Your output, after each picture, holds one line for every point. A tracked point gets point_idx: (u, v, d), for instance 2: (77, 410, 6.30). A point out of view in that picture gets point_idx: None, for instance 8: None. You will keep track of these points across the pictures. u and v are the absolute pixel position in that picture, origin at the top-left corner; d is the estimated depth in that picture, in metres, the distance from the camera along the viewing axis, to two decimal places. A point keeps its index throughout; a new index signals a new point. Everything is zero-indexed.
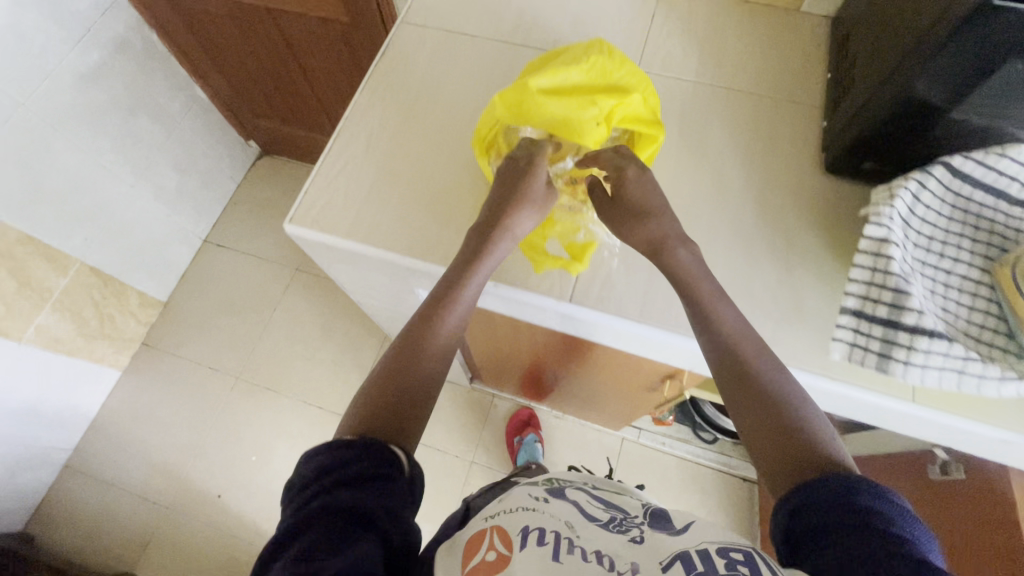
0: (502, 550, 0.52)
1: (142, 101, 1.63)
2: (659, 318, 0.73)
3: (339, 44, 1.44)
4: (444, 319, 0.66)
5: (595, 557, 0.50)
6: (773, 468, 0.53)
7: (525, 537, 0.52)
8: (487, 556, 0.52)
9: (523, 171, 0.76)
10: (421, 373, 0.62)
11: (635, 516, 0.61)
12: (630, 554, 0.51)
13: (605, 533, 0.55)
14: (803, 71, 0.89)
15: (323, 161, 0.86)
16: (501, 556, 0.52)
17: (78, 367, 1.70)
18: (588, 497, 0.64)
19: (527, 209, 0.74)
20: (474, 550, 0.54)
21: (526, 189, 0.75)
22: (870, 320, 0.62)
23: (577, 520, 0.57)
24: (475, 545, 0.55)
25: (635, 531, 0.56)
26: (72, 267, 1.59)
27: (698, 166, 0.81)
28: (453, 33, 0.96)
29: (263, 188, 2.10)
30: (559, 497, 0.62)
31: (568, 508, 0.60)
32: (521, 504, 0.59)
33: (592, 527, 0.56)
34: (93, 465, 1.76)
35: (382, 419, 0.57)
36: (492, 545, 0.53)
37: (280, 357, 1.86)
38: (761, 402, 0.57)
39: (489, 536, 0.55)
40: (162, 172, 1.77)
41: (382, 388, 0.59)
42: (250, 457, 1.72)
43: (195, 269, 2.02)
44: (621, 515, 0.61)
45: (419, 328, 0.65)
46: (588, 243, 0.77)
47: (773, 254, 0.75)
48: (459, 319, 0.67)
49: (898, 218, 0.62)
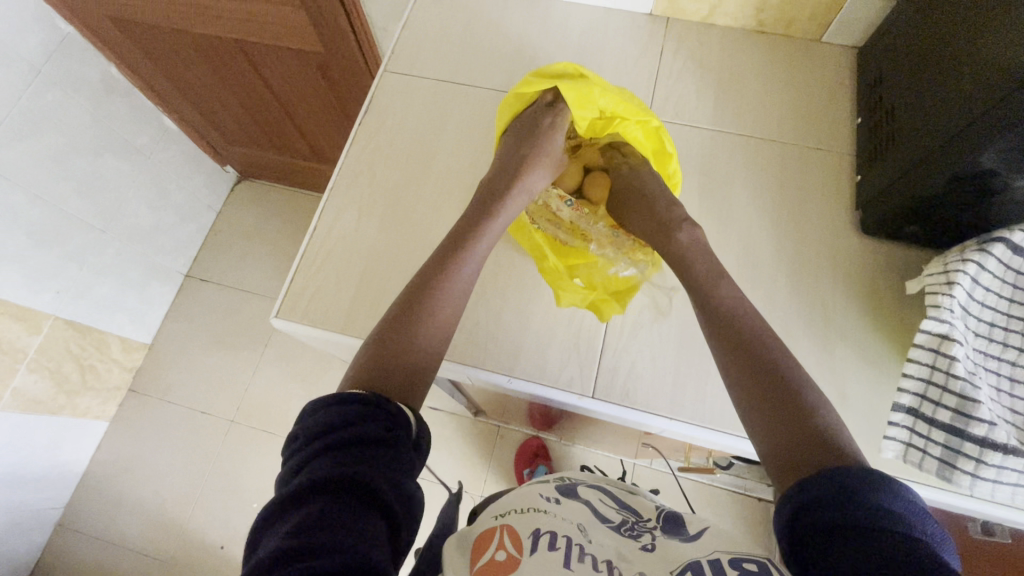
0: (512, 550, 0.42)
1: (105, 138, 1.30)
2: (691, 414, 0.68)
3: (315, 78, 1.15)
4: (449, 274, 0.59)
5: (605, 568, 0.41)
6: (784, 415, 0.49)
7: (537, 541, 0.42)
8: (493, 556, 0.42)
9: (546, 131, 0.74)
10: (427, 329, 0.55)
11: (648, 519, 0.51)
12: (639, 563, 0.43)
13: (613, 538, 0.46)
14: (829, 110, 0.83)
15: (311, 239, 0.80)
16: (510, 557, 0.41)
17: (62, 421, 1.35)
18: (599, 494, 0.55)
19: (543, 167, 0.72)
20: (479, 548, 0.43)
21: (543, 146, 0.73)
22: (929, 422, 0.56)
23: (588, 522, 0.48)
24: (478, 542, 0.45)
25: (647, 538, 0.47)
26: (46, 323, 1.25)
27: (723, 232, 0.78)
28: (448, 84, 0.89)
29: (253, 201, 1.68)
30: (570, 495, 0.53)
31: (579, 508, 0.50)
32: (531, 500, 0.50)
33: (603, 533, 0.47)
34: (77, 543, 1.41)
35: (390, 376, 0.50)
36: (500, 544, 0.43)
37: (275, 398, 1.46)
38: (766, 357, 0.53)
39: (496, 531, 0.45)
40: (133, 208, 1.40)
41: (373, 360, 0.51)
42: (249, 503, 1.37)
43: (182, 306, 1.60)
44: (631, 518, 0.51)
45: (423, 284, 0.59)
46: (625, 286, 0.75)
47: (812, 330, 0.71)
48: (465, 275, 0.61)
49: (959, 309, 0.57)
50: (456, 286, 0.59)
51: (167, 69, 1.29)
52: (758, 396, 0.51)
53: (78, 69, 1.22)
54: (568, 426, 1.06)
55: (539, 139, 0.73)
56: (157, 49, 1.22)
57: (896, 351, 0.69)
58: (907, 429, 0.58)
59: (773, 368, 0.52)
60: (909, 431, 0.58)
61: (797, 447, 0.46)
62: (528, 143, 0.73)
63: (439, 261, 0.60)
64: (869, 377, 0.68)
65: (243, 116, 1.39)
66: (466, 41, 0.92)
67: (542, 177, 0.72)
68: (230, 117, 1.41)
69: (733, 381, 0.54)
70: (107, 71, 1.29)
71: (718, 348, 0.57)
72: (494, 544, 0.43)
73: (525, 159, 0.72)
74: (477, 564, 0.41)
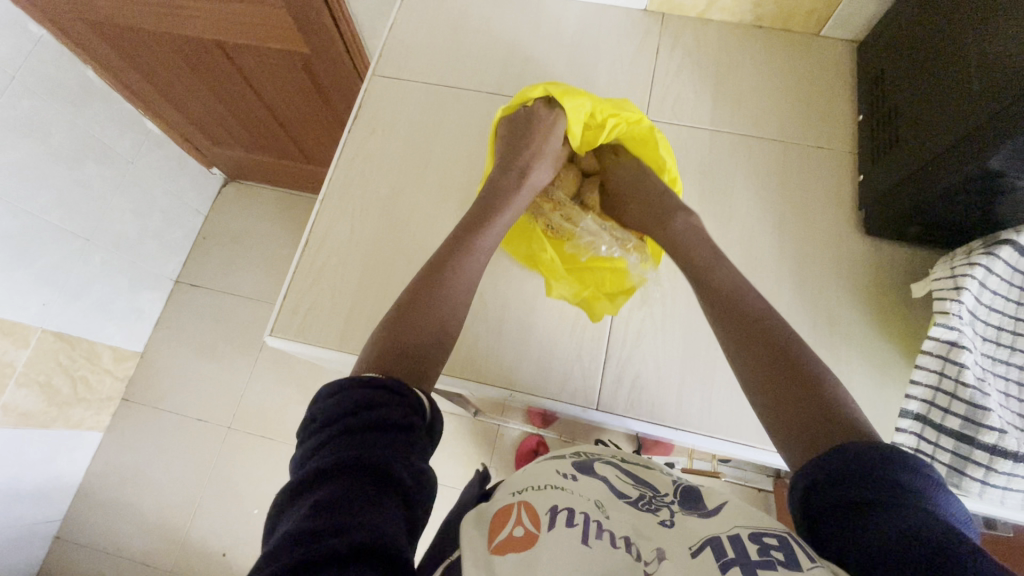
0: (530, 526, 0.37)
1: (85, 145, 1.25)
2: (696, 423, 0.69)
3: (301, 79, 1.11)
4: (464, 260, 0.55)
5: (625, 544, 0.36)
6: (796, 397, 0.45)
7: (555, 517, 0.37)
8: (509, 533, 0.36)
9: (548, 126, 0.70)
10: (441, 312, 0.50)
11: (664, 493, 0.46)
12: (656, 538, 0.38)
13: (631, 514, 0.40)
14: (829, 109, 0.82)
15: (304, 251, 0.77)
16: (528, 534, 0.36)
17: (54, 436, 1.33)
18: (613, 468, 0.49)
19: (549, 163, 0.69)
20: (496, 523, 0.38)
21: (547, 142, 0.69)
22: (937, 429, 0.56)
23: (605, 498, 0.42)
24: (492, 518, 0.39)
25: (666, 513, 0.42)
26: (33, 336, 1.22)
27: (726, 234, 0.76)
28: (439, 88, 0.87)
29: (240, 203, 1.64)
30: (585, 469, 0.47)
31: (594, 483, 0.44)
32: (548, 476, 0.44)
33: (621, 508, 0.41)
34: (74, 557, 1.39)
35: (402, 359, 0.46)
36: (518, 519, 0.38)
37: (271, 403, 1.44)
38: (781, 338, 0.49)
39: (512, 507, 0.40)
40: (117, 216, 1.36)
41: (385, 346, 0.46)
42: (249, 510, 1.35)
43: (172, 313, 1.57)
44: (648, 492, 0.46)
45: (436, 268, 0.54)
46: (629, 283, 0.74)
47: (816, 334, 0.71)
48: (478, 263, 0.56)
49: (967, 315, 0.57)
50: (471, 282, 0.55)
51: (148, 71, 1.24)
52: (769, 384, 0.47)
53: (57, 76, 1.18)
54: (568, 432, 1.05)
55: (542, 135, 0.70)
56: (136, 52, 1.18)
57: (901, 353, 0.69)
58: (915, 435, 0.57)
59: (785, 354, 0.48)
60: (917, 437, 0.57)
61: (813, 431, 0.42)
62: (534, 136, 0.69)
63: (453, 248, 0.56)
64: (875, 380, 0.68)
65: (228, 118, 1.35)
66: (456, 42, 0.89)
67: (547, 174, 0.69)
68: (214, 118, 1.36)
69: (745, 366, 0.49)
70: (83, 75, 1.24)
71: (729, 331, 0.53)
72: (511, 519, 0.38)
73: (531, 151, 0.68)
74: (493, 540, 0.36)
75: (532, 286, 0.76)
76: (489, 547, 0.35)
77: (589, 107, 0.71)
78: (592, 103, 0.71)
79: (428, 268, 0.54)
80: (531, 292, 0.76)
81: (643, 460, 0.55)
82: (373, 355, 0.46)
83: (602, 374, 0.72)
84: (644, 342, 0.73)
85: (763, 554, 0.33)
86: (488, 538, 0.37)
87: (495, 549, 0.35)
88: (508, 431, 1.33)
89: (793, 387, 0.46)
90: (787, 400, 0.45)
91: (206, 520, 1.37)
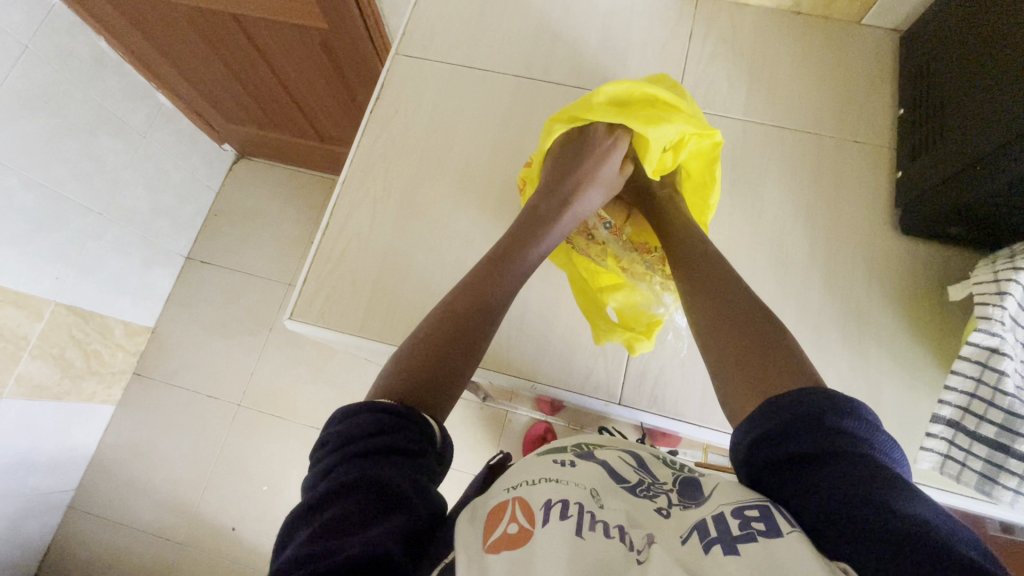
0: (524, 522, 0.33)
1: (99, 118, 1.24)
2: (720, 420, 0.68)
3: (318, 57, 1.09)
4: (500, 282, 0.52)
5: (619, 535, 0.33)
6: (751, 354, 0.44)
7: (549, 510, 0.33)
8: (502, 531, 0.33)
9: (605, 151, 0.63)
10: (467, 333, 0.48)
11: (663, 482, 0.43)
12: (649, 526, 0.35)
13: (630, 502, 0.38)
14: (867, 102, 0.79)
15: (324, 234, 0.76)
16: (522, 532, 0.33)
17: (68, 408, 1.34)
18: (616, 450, 0.45)
19: (597, 191, 0.63)
20: (488, 521, 0.34)
21: (601, 166, 0.62)
22: (971, 435, 0.56)
23: (602, 486, 0.38)
24: (480, 512, 0.36)
25: (664, 502, 0.39)
26: (47, 309, 1.22)
27: (756, 227, 0.74)
28: (463, 68, 0.84)
29: (252, 180, 1.62)
30: (583, 455, 0.43)
31: (592, 468, 0.40)
32: (541, 466, 0.40)
33: (618, 495, 0.38)
34: (86, 524, 1.41)
35: (422, 380, 0.43)
36: (511, 515, 0.34)
37: (282, 381, 1.44)
38: (738, 302, 0.49)
39: (505, 502, 0.36)
40: (129, 191, 1.35)
41: (408, 367, 0.44)
42: (259, 487, 1.37)
43: (183, 289, 1.56)
44: (647, 479, 0.42)
45: (469, 288, 0.51)
46: (657, 321, 0.68)
47: (845, 334, 0.69)
48: (513, 284, 0.54)
49: (1010, 321, 0.56)
50: (498, 322, 0.51)
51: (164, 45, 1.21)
52: (726, 346, 0.46)
53: (72, 46, 1.15)
54: (577, 419, 1.04)
55: (598, 157, 0.63)
56: (151, 23, 1.15)
57: (931, 356, 0.68)
58: (946, 440, 0.57)
59: (741, 316, 0.48)
60: (948, 443, 0.57)
61: (772, 379, 0.41)
62: (586, 160, 0.63)
63: (485, 281, 0.52)
64: (904, 383, 0.67)
65: (242, 94, 1.32)
66: (482, 21, 0.87)
67: (595, 200, 0.63)
68: (228, 93, 1.34)
69: (705, 335, 0.49)
70: (96, 45, 1.21)
71: (699, 329, 0.50)
72: (503, 515, 0.34)
73: (578, 175, 0.62)
74: (487, 539, 0.33)
75: (555, 276, 0.75)
76: (481, 546, 0.32)
77: (674, 132, 0.63)
78: (678, 128, 0.63)
79: (462, 286, 0.51)
80: (554, 282, 0.75)
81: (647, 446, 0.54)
82: (396, 377, 0.43)
83: (624, 368, 0.71)
84: (670, 338, 0.72)
85: (744, 528, 0.32)
86: (479, 535, 0.33)
87: (489, 548, 0.32)
88: (517, 418, 1.32)
89: (767, 353, 0.44)
90: (745, 360, 0.44)
91: (215, 495, 1.38)
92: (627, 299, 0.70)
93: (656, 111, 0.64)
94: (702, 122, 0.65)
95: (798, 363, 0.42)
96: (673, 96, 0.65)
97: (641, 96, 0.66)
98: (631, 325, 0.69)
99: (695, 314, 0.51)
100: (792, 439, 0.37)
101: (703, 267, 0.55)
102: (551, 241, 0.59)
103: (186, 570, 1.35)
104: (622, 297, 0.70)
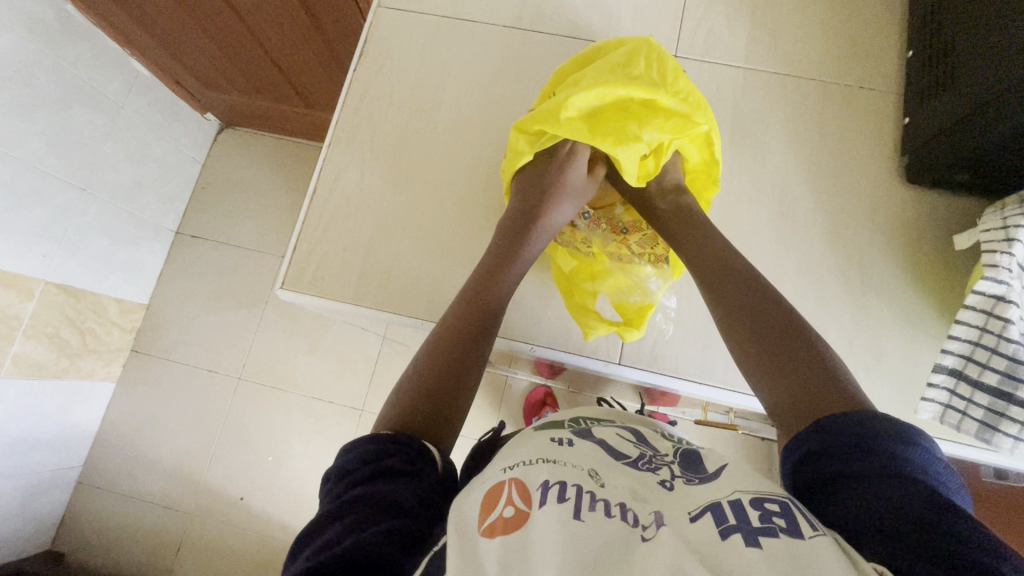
0: (521, 505, 0.33)
1: (73, 89, 1.17)
2: (720, 378, 0.68)
3: (297, 16, 1.04)
4: (488, 303, 0.52)
5: (621, 514, 0.32)
6: (782, 364, 0.44)
7: (545, 493, 0.33)
8: (498, 515, 0.32)
9: (564, 161, 0.62)
10: (459, 359, 0.46)
11: (663, 454, 0.43)
12: (655, 501, 0.35)
13: (632, 476, 0.37)
14: (875, 45, 0.76)
15: (314, 201, 0.74)
16: (519, 515, 0.32)
17: (69, 386, 1.34)
18: (614, 428, 0.46)
19: (568, 201, 0.62)
20: (486, 501, 0.34)
21: (566, 176, 0.62)
22: (974, 384, 0.56)
23: (600, 464, 0.38)
24: (479, 493, 0.35)
25: (666, 474, 0.39)
26: (37, 289, 1.20)
27: (758, 182, 0.72)
28: (449, 21, 0.80)
29: (238, 150, 1.58)
30: (581, 434, 0.43)
31: (589, 448, 0.40)
32: (539, 447, 0.40)
33: (618, 471, 0.38)
34: (95, 497, 1.44)
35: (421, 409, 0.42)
36: (508, 498, 0.34)
37: (282, 353, 1.44)
38: (770, 313, 0.48)
39: (502, 484, 0.35)
40: (111, 165, 1.31)
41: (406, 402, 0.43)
42: (264, 457, 1.39)
43: (174, 264, 1.54)
44: (647, 452, 0.43)
45: (457, 315, 0.50)
46: (646, 306, 0.66)
47: (849, 289, 0.68)
48: (495, 304, 0.52)
49: (1017, 269, 0.55)
50: (490, 343, 0.50)
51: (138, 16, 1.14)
52: (759, 353, 0.46)
53: (42, 11, 1.08)
54: (576, 382, 1.04)
55: (561, 168, 0.62)
56: None
57: (934, 308, 0.67)
58: (948, 390, 0.57)
59: (772, 322, 0.47)
60: (949, 393, 0.57)
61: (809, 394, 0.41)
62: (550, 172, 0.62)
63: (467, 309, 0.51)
64: (907, 337, 0.66)
65: (221, 59, 1.26)
66: None
67: (568, 211, 0.62)
68: (206, 61, 1.28)
69: (740, 343, 0.48)
70: (62, 9, 1.12)
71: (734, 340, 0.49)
72: (500, 500, 0.34)
73: (546, 189, 0.61)
74: (482, 520, 0.32)
75: None
76: (477, 528, 0.32)
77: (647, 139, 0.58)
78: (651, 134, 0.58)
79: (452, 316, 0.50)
80: None
81: (647, 419, 0.55)
82: (398, 411, 0.42)
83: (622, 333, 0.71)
84: (665, 319, 0.71)
85: (764, 521, 0.31)
86: (475, 516, 0.33)
87: (484, 530, 0.31)
88: (517, 382, 1.33)
89: (799, 363, 0.43)
90: (780, 366, 0.44)
91: (220, 466, 1.40)
92: (615, 286, 0.68)
93: (626, 122, 0.59)
94: (680, 113, 0.59)
95: (828, 370, 0.42)
96: (645, 93, 0.57)
97: (610, 100, 0.59)
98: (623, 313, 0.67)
99: (725, 328, 0.50)
100: (844, 460, 0.35)
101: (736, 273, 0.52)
102: (527, 259, 0.58)
103: (198, 538, 1.38)
104: (610, 285, 0.68)
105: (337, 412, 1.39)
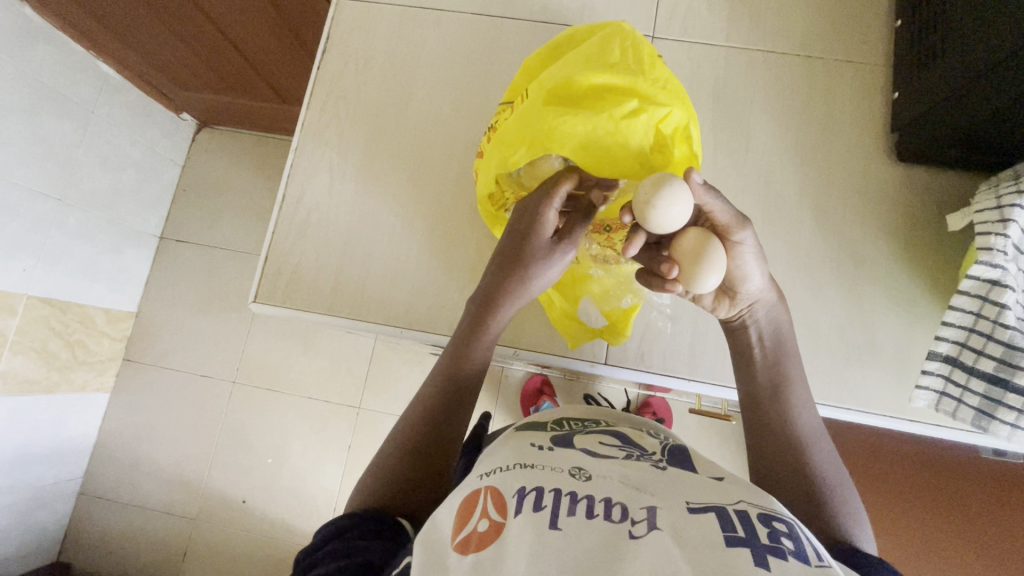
0: (496, 517, 0.32)
1: (40, 97, 1.13)
2: (711, 372, 0.67)
3: (262, 9, 0.99)
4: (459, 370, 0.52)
5: (604, 510, 0.31)
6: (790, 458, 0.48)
7: (521, 500, 0.32)
8: (472, 528, 0.31)
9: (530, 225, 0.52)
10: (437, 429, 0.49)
11: (651, 453, 0.41)
12: (658, 493, 0.33)
13: (617, 468, 0.36)
14: (862, 16, 0.72)
15: (285, 207, 0.71)
16: (492, 528, 0.31)
17: (62, 399, 1.32)
18: (599, 432, 0.44)
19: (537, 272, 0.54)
20: (462, 514, 0.33)
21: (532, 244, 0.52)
22: (970, 372, 0.54)
23: (584, 463, 0.37)
24: (455, 504, 0.35)
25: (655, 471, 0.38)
26: (20, 304, 1.17)
27: (744, 166, 0.69)
28: (416, 10, 0.76)
29: (217, 151, 1.54)
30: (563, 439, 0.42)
31: (570, 451, 0.39)
32: (522, 452, 0.39)
33: (607, 466, 0.36)
34: (98, 507, 1.43)
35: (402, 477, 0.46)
36: (482, 510, 0.33)
37: (275, 355, 1.43)
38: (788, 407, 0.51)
39: (477, 493, 0.34)
40: (86, 173, 1.27)
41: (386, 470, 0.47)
42: (264, 459, 1.38)
43: (160, 270, 1.52)
44: (635, 451, 0.41)
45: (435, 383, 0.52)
46: (633, 308, 0.65)
47: (840, 274, 0.66)
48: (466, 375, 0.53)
49: (1013, 251, 0.53)
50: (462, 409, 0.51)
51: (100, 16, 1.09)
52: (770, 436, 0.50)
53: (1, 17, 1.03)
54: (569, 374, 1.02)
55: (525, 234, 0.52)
56: None
57: (929, 290, 0.65)
58: (943, 378, 0.56)
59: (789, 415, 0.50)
60: (944, 380, 0.56)
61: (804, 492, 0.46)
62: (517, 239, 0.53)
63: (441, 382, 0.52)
64: (901, 322, 0.64)
65: (191, 59, 1.21)
66: None
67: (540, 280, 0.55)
68: (176, 61, 1.23)
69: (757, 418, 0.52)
70: (20, 13, 1.06)
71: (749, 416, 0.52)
72: (474, 511, 0.33)
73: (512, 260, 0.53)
74: (457, 536, 0.31)
75: None
76: (450, 544, 0.31)
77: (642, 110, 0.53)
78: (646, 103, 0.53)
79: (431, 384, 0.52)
80: None
81: (635, 418, 0.54)
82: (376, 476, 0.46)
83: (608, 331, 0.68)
84: (655, 314, 0.69)
85: (772, 539, 0.29)
86: (450, 532, 0.32)
87: (457, 546, 0.31)
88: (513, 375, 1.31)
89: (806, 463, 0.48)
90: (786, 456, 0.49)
91: (220, 471, 1.40)
92: (600, 290, 0.66)
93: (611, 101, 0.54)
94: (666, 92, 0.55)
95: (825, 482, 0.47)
96: (622, 79, 0.55)
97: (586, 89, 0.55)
98: (608, 317, 0.66)
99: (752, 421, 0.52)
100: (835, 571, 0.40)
101: (773, 390, 0.52)
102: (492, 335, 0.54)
103: (203, 542, 1.38)
104: (593, 289, 0.66)
105: (334, 412, 1.38)
